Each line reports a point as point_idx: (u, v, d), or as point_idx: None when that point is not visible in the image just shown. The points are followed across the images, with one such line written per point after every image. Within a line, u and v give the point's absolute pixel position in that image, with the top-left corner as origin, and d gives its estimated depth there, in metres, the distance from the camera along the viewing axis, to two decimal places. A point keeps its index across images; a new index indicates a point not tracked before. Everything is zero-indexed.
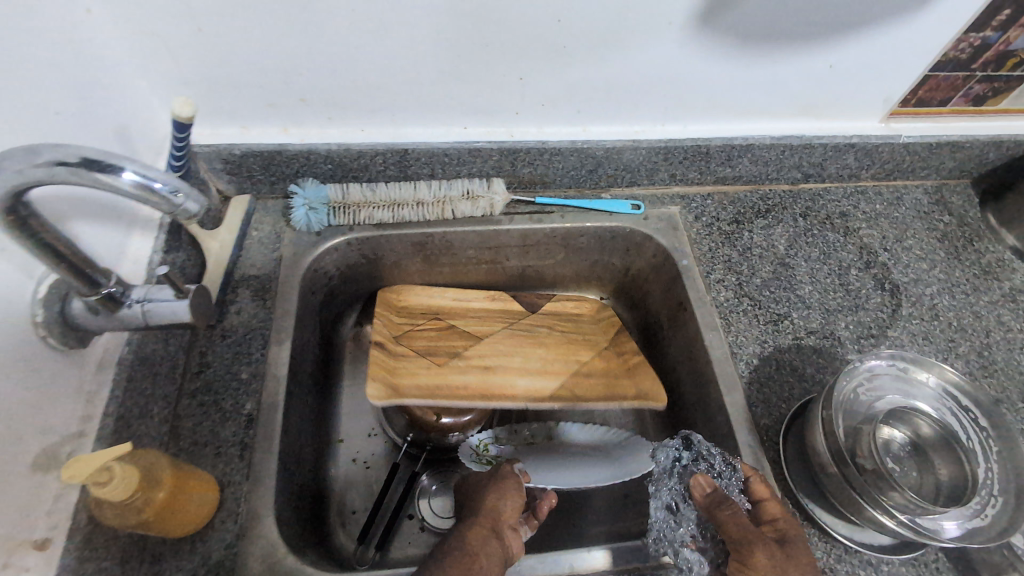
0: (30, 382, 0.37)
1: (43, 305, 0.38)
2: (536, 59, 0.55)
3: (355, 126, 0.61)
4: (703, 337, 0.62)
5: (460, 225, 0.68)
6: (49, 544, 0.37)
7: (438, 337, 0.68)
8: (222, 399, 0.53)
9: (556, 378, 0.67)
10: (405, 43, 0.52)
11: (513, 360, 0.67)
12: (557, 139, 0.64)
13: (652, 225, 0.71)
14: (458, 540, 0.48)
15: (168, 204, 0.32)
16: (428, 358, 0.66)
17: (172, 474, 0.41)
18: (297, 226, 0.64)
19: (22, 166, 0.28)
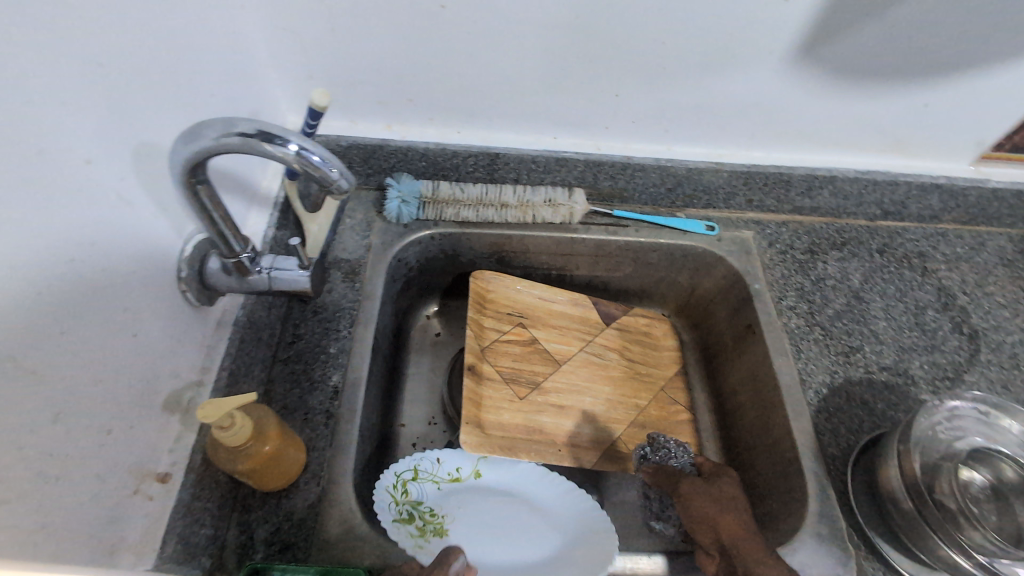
0: (169, 329, 0.41)
1: (187, 263, 0.42)
2: (635, 77, 0.58)
3: (453, 127, 0.65)
4: (771, 361, 0.63)
5: (539, 230, 0.70)
6: (169, 478, 0.40)
7: (521, 360, 0.69)
8: (311, 369, 0.57)
9: (622, 409, 0.70)
10: (516, 54, 0.55)
11: (587, 391, 0.70)
12: (642, 155, 0.67)
13: (725, 247, 0.72)
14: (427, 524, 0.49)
15: (321, 176, 0.35)
16: (511, 387, 0.67)
17: (277, 430, 0.44)
18: (388, 218, 0.68)
19: (217, 134, 0.33)
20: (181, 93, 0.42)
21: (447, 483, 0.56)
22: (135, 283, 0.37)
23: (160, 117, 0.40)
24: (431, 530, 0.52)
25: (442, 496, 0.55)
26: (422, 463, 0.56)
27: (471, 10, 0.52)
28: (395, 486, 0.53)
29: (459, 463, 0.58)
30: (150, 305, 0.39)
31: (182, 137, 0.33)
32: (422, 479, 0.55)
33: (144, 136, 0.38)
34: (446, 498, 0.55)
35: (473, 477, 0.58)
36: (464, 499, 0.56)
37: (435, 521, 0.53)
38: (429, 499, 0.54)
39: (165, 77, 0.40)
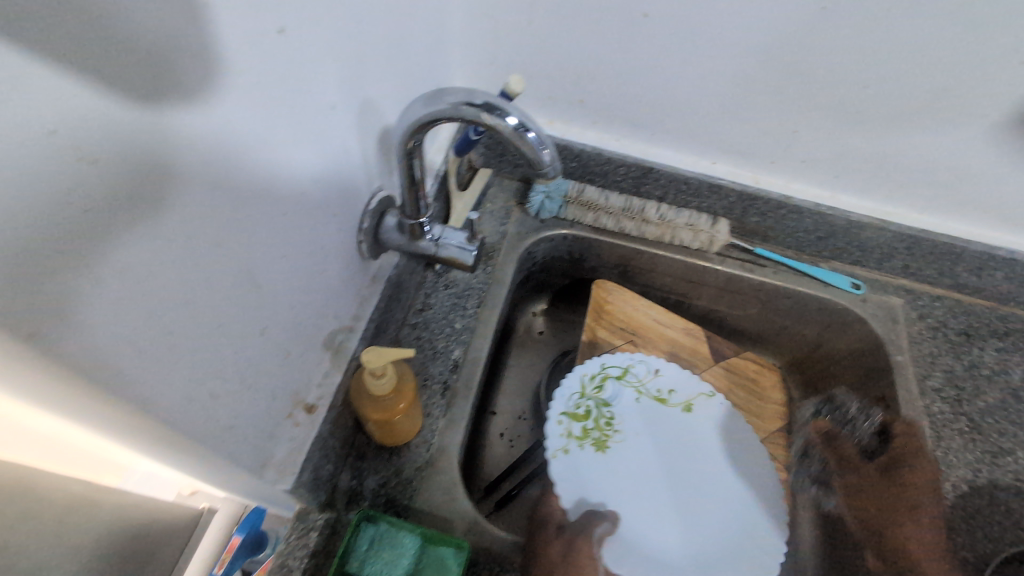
0: (342, 274, 0.44)
1: (371, 216, 0.45)
2: (821, 117, 0.55)
3: (613, 135, 0.65)
4: (905, 442, 0.58)
5: (674, 251, 0.69)
6: (315, 410, 0.43)
7: None
8: (435, 339, 0.59)
9: None
10: (704, 74, 0.55)
11: None
12: (802, 198, 0.64)
13: (868, 309, 0.67)
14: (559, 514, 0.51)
15: (533, 152, 0.35)
16: None
17: (412, 391, 0.45)
18: (529, 210, 0.69)
19: (456, 101, 0.35)
20: (400, 59, 0.45)
21: (649, 399, 0.59)
22: (332, 226, 0.40)
23: (383, 78, 0.42)
24: (593, 439, 0.55)
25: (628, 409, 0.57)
26: (634, 369, 0.60)
27: (674, 24, 0.51)
28: (590, 377, 0.59)
29: (674, 386, 0.59)
30: (336, 248, 0.42)
31: (425, 98, 0.35)
32: (631, 372, 0.60)
33: (369, 93, 0.40)
34: (633, 415, 0.57)
35: (682, 407, 0.58)
36: (655, 422, 0.57)
37: (605, 432, 0.56)
38: (617, 406, 0.57)
39: (393, 41, 0.43)
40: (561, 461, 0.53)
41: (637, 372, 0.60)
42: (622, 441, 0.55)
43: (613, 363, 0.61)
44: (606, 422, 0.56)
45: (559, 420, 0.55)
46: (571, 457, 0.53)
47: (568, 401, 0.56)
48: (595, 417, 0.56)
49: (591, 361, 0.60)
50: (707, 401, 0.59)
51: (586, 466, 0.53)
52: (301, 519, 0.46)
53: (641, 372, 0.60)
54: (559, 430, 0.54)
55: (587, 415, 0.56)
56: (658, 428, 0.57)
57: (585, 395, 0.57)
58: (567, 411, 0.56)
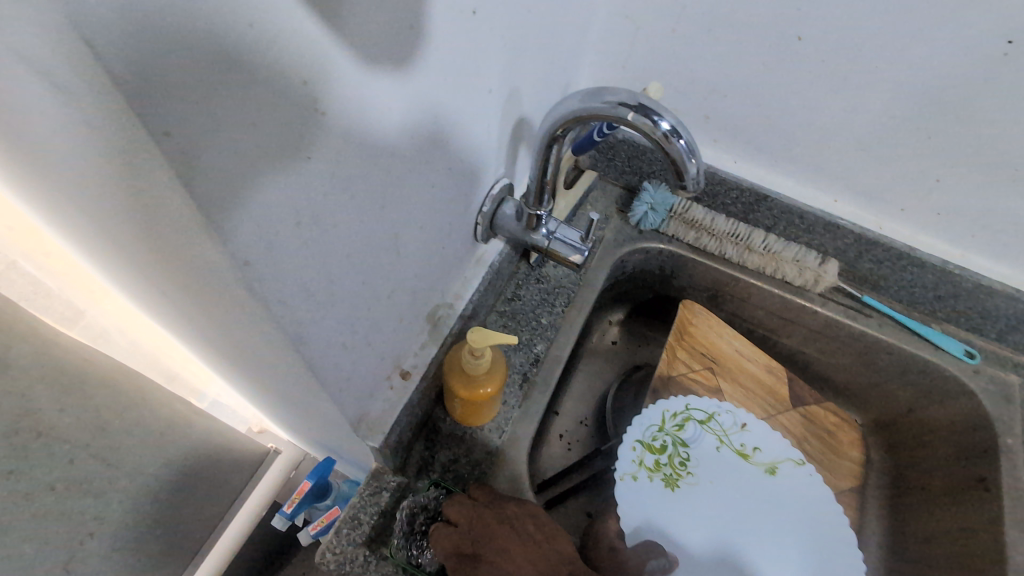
0: (456, 253, 0.46)
1: (491, 202, 0.46)
2: (971, 169, 0.52)
3: (732, 155, 0.63)
4: (1003, 532, 0.53)
5: (773, 285, 0.66)
6: (409, 377, 0.45)
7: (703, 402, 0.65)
8: (519, 330, 0.60)
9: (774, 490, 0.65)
10: (848, 107, 0.52)
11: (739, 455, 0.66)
12: (928, 252, 0.60)
13: (980, 382, 0.62)
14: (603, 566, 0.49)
15: (679, 160, 0.35)
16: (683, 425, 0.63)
17: (502, 378, 0.46)
18: (630, 219, 0.68)
19: (613, 100, 0.35)
20: (549, 53, 0.46)
21: (730, 451, 0.58)
22: (461, 205, 0.42)
23: (532, 71, 0.43)
24: (664, 474, 0.55)
25: (708, 453, 0.57)
26: (720, 417, 0.59)
27: (829, 51, 0.49)
28: (673, 415, 0.59)
29: (759, 445, 0.58)
30: (458, 227, 0.43)
31: (583, 93, 0.36)
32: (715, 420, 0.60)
33: (518, 82, 0.42)
34: (714, 460, 0.57)
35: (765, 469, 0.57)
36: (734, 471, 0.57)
37: (678, 470, 0.56)
38: (695, 449, 0.57)
39: (548, 34, 0.44)
40: (627, 485, 0.54)
41: (723, 422, 0.59)
42: (695, 483, 0.55)
43: (696, 406, 0.60)
44: (680, 461, 0.56)
45: (634, 446, 0.56)
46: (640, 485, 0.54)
47: (647, 432, 0.57)
48: (671, 454, 0.57)
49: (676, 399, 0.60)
50: (789, 468, 0.57)
51: (651, 497, 0.54)
52: (375, 478, 0.48)
53: (726, 423, 0.60)
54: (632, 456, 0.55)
55: (662, 449, 0.57)
56: (737, 482, 0.56)
57: (664, 430, 0.58)
58: (644, 440, 0.57)
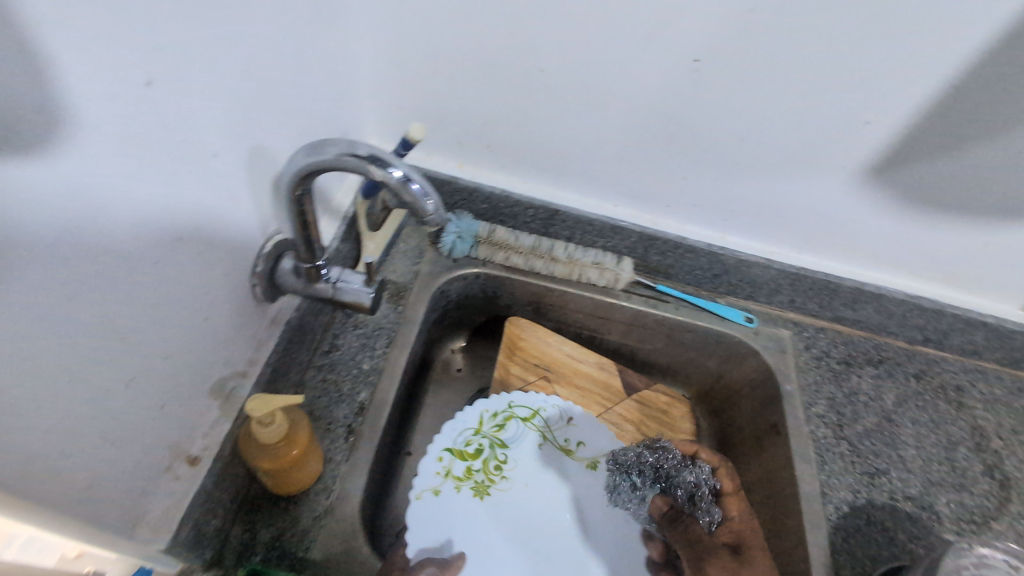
0: (233, 318, 0.43)
1: (264, 260, 0.44)
2: (704, 165, 0.61)
3: (519, 177, 0.68)
4: (794, 467, 0.61)
5: (581, 289, 0.72)
6: (199, 462, 0.41)
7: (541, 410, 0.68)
8: (341, 381, 0.58)
9: None
10: (598, 124, 0.59)
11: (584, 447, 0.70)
12: (695, 238, 0.69)
13: (760, 341, 0.72)
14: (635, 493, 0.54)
15: (416, 203, 0.37)
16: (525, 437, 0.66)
17: (307, 437, 0.45)
18: (442, 249, 0.70)
19: (337, 151, 0.35)
20: (292, 106, 0.46)
21: (553, 447, 0.60)
22: (219, 271, 0.40)
23: (274, 126, 0.43)
24: (474, 483, 0.56)
25: (526, 453, 0.59)
26: (543, 411, 0.62)
27: (564, 77, 0.56)
28: (493, 416, 0.60)
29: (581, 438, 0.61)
30: (224, 292, 0.41)
31: (307, 146, 0.35)
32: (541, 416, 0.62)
33: (257, 140, 0.41)
34: (528, 461, 0.59)
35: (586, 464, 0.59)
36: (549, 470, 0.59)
37: (491, 476, 0.57)
38: (513, 449, 0.59)
39: (283, 89, 0.44)
40: (425, 501, 0.54)
41: (548, 417, 0.62)
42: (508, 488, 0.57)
43: (522, 402, 0.62)
44: (495, 465, 0.57)
45: (442, 457, 0.57)
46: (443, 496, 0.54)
47: (460, 437, 0.58)
48: (485, 459, 0.58)
49: (497, 398, 0.62)
50: None
51: (457, 506, 0.54)
52: None
53: (551, 416, 0.62)
54: (437, 468, 0.55)
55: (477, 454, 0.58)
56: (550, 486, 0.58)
57: (481, 433, 0.59)
58: (455, 447, 0.58)
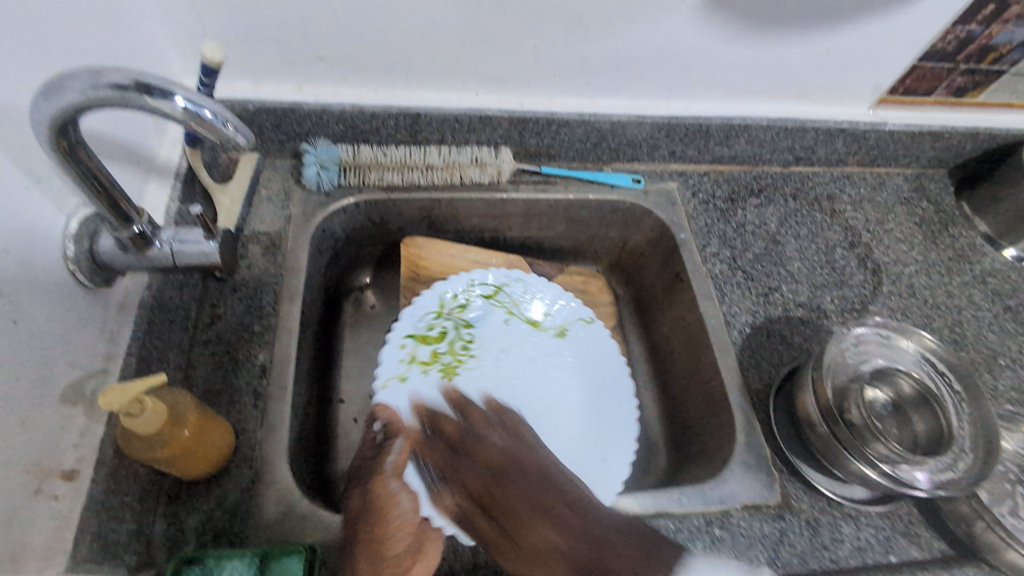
0: (58, 315, 0.38)
1: (74, 242, 0.39)
2: (549, 27, 0.58)
3: (368, 86, 0.62)
4: (698, 306, 0.65)
5: (468, 192, 0.69)
6: (76, 475, 0.38)
7: None
8: (234, 350, 0.54)
9: None
10: (428, 4, 0.54)
11: None
12: (566, 111, 0.66)
13: (651, 200, 0.73)
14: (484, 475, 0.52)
15: (218, 134, 0.33)
16: None
17: (196, 415, 0.43)
18: (308, 185, 0.64)
19: (85, 87, 0.29)
20: (46, 51, 0.38)
21: (521, 321, 0.63)
22: (11, 266, 0.34)
23: (26, 79, 0.36)
24: (441, 365, 0.58)
25: (490, 328, 0.61)
26: (508, 289, 0.64)
27: None
28: (457, 297, 0.62)
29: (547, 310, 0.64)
30: (30, 287, 0.36)
31: (42, 89, 0.29)
32: (500, 294, 0.64)
33: (5, 99, 0.34)
34: (494, 336, 0.61)
35: (556, 333, 0.62)
36: (520, 340, 0.62)
37: (460, 356, 0.59)
38: (479, 329, 0.61)
39: (22, 31, 0.36)
40: (392, 389, 0.55)
41: (509, 296, 0.64)
42: (479, 363, 0.59)
43: (483, 282, 0.64)
44: (462, 346, 0.59)
45: (405, 343, 0.57)
46: (411, 381, 0.56)
47: (421, 323, 0.59)
48: (451, 340, 0.60)
49: (457, 279, 0.63)
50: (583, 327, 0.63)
51: (428, 387, 0.56)
52: None
53: (516, 292, 0.64)
54: (403, 355, 0.56)
55: (441, 337, 0.59)
56: (519, 350, 0.61)
57: (443, 316, 0.61)
58: (418, 333, 0.58)
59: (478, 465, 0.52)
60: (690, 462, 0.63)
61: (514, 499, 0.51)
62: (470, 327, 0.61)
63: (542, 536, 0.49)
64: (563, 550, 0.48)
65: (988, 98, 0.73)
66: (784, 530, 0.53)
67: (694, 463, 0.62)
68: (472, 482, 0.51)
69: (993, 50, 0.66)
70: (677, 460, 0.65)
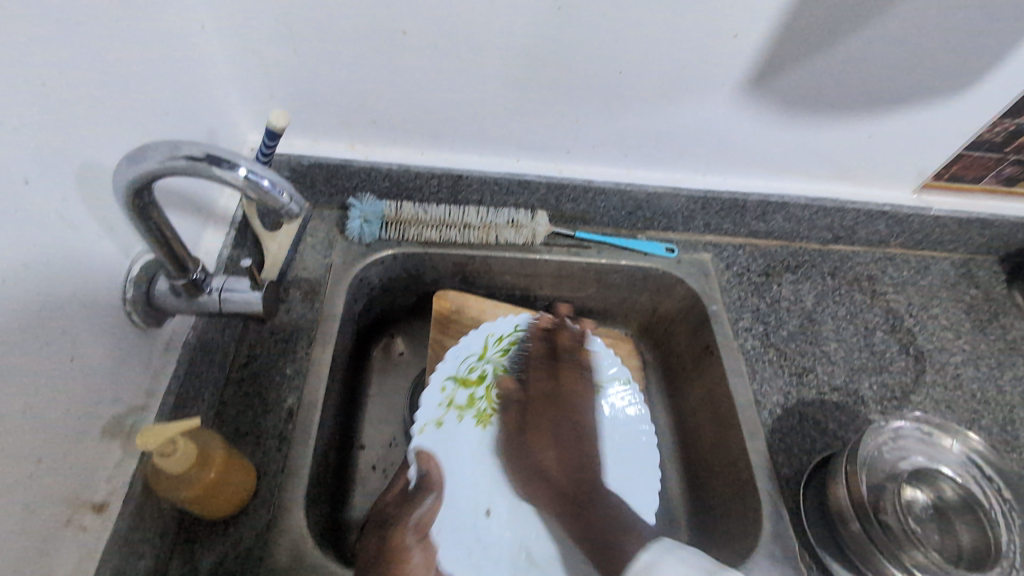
0: (111, 352, 0.41)
1: (135, 284, 0.43)
2: (590, 103, 0.60)
3: (415, 148, 0.65)
4: (727, 382, 0.64)
5: (502, 251, 0.71)
6: (106, 508, 0.40)
7: None
8: (265, 391, 0.56)
9: None
10: (477, 78, 0.58)
11: None
12: (602, 179, 0.68)
13: (684, 269, 0.73)
14: (538, 416, 0.61)
15: (273, 201, 0.36)
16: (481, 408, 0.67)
17: (222, 456, 0.44)
18: (351, 236, 0.67)
19: (162, 157, 0.33)
20: (131, 114, 0.42)
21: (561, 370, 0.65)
22: (75, 305, 0.37)
23: (110, 140, 0.40)
24: (476, 411, 0.61)
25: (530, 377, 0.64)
26: (554, 336, 0.66)
27: (433, 37, 0.54)
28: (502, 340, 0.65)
29: (593, 363, 0.65)
30: (89, 326, 0.39)
31: (126, 157, 0.33)
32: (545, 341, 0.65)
33: (90, 155, 0.38)
34: (531, 383, 0.64)
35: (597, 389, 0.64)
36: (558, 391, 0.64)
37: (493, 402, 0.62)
38: (517, 374, 0.64)
39: (113, 97, 0.40)
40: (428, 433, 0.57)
41: (557, 343, 0.66)
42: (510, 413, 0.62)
43: (528, 326, 0.66)
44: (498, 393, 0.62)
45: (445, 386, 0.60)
46: (446, 425, 0.59)
47: (465, 364, 0.62)
48: (488, 385, 0.63)
49: (506, 324, 0.66)
50: (622, 387, 0.64)
51: (460, 432, 0.59)
52: None
53: (561, 340, 0.66)
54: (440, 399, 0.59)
55: (479, 380, 0.62)
56: (552, 403, 0.63)
57: (484, 358, 0.63)
58: (459, 374, 0.62)
59: (548, 447, 0.58)
60: (713, 546, 0.60)
61: (541, 418, 0.61)
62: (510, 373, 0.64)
63: (545, 458, 0.57)
64: (577, 471, 0.56)
65: None
66: None
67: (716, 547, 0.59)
68: (531, 396, 0.62)
69: None
70: (699, 542, 0.63)
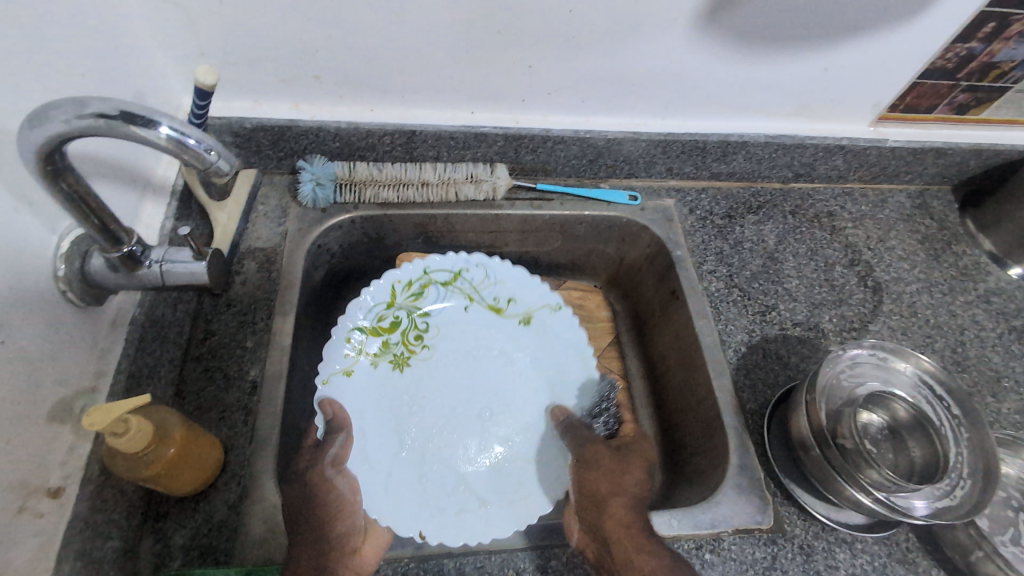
0: (48, 335, 0.39)
1: (66, 261, 0.40)
2: (543, 47, 0.58)
3: (364, 105, 0.63)
4: (693, 324, 0.64)
5: (463, 208, 0.69)
6: (63, 493, 0.38)
7: None
8: (226, 365, 0.54)
9: None
10: (422, 24, 0.54)
11: None
12: (561, 128, 0.67)
13: (648, 216, 0.72)
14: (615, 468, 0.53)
15: (201, 160, 0.34)
16: None
17: (182, 433, 0.43)
18: (304, 202, 0.65)
19: (68, 116, 0.30)
20: (41, 77, 0.39)
21: (480, 305, 0.64)
22: (1, 287, 0.35)
23: (18, 106, 0.37)
24: (393, 356, 0.60)
25: (446, 314, 0.63)
26: (468, 274, 0.64)
27: None
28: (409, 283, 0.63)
29: (509, 294, 0.64)
30: (20, 308, 0.36)
31: (27, 118, 0.30)
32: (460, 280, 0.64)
33: None
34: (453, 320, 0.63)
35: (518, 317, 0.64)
36: (483, 327, 0.64)
37: (410, 347, 0.61)
38: (435, 316, 0.63)
39: (16, 56, 0.37)
40: (331, 386, 0.56)
41: (471, 278, 0.65)
42: (426, 356, 0.61)
43: (439, 268, 0.64)
44: (415, 336, 0.62)
45: (351, 335, 0.59)
46: (356, 374, 0.58)
47: (373, 314, 0.61)
48: (404, 331, 0.62)
49: (416, 266, 0.63)
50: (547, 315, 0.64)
51: (378, 380, 0.59)
52: None
53: (477, 276, 0.65)
54: (349, 350, 0.58)
55: (394, 326, 0.61)
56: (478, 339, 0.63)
57: (397, 304, 0.62)
58: (369, 324, 0.60)
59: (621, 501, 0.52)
60: (683, 482, 0.62)
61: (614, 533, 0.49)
62: (426, 315, 0.63)
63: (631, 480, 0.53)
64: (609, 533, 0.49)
65: (991, 115, 0.72)
66: (777, 555, 0.52)
67: (687, 483, 0.61)
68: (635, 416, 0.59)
69: (995, 67, 0.65)
70: (670, 479, 0.65)
